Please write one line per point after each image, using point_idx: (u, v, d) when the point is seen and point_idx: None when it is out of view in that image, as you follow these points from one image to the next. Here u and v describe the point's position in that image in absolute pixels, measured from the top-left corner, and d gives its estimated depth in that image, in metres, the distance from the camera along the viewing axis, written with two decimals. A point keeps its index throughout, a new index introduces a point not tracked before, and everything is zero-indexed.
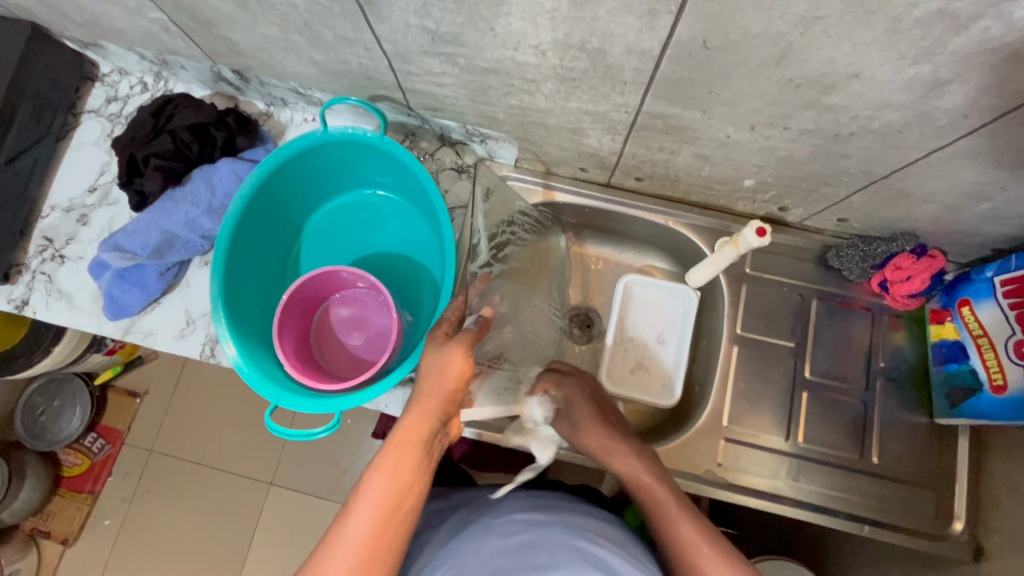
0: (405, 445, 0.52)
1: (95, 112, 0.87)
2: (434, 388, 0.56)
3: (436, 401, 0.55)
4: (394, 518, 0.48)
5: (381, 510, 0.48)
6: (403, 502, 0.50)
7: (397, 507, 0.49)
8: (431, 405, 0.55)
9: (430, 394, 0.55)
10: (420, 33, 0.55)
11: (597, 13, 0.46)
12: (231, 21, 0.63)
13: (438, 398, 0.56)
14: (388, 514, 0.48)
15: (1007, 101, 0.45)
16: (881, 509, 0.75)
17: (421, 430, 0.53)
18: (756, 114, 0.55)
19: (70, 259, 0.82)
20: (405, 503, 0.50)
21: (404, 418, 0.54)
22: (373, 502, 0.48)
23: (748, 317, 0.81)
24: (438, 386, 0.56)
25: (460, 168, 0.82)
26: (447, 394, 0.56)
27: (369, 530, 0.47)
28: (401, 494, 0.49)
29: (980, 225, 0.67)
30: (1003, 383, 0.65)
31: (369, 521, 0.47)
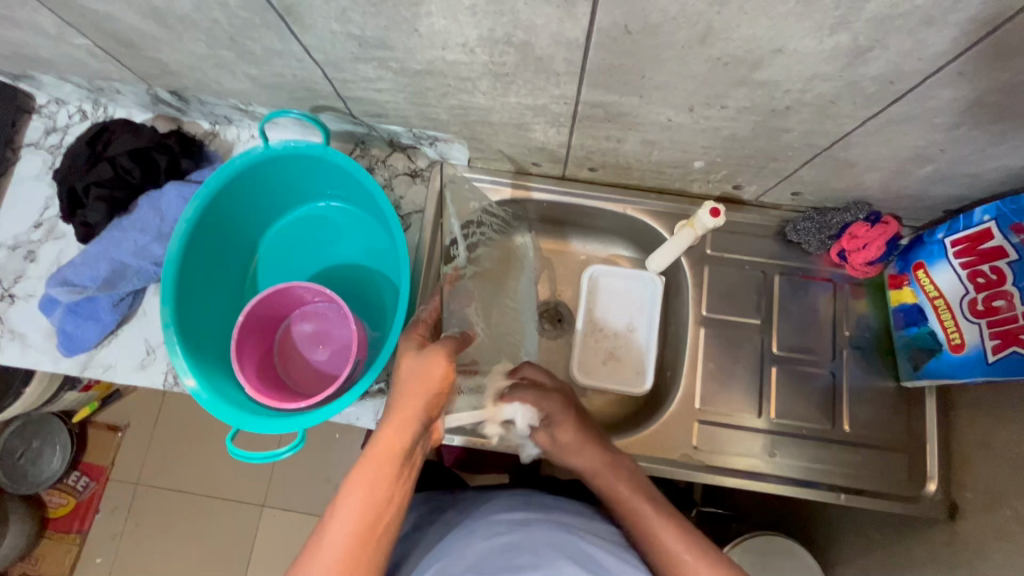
0: (383, 455, 0.50)
1: (34, 145, 0.85)
2: (415, 395, 0.54)
3: (416, 405, 0.53)
4: (374, 530, 0.48)
5: (359, 522, 0.47)
6: (383, 514, 0.49)
7: (376, 518, 0.48)
8: (410, 412, 0.53)
9: (408, 401, 0.54)
10: (347, 40, 0.54)
11: (516, 6, 0.45)
12: (156, 41, 0.62)
13: (419, 403, 0.54)
14: (367, 527, 0.48)
15: (929, 64, 0.45)
16: (856, 477, 0.75)
17: (403, 440, 0.52)
18: (692, 95, 0.54)
19: (21, 297, 0.80)
20: (386, 514, 0.49)
21: (381, 427, 0.52)
22: (351, 516, 0.47)
23: (713, 298, 0.81)
24: (417, 390, 0.54)
25: (414, 172, 0.82)
26: (429, 399, 0.54)
27: (347, 542, 0.46)
28: (379, 505, 0.49)
29: (927, 188, 0.68)
30: (960, 341, 0.66)
31: (347, 533, 0.47)
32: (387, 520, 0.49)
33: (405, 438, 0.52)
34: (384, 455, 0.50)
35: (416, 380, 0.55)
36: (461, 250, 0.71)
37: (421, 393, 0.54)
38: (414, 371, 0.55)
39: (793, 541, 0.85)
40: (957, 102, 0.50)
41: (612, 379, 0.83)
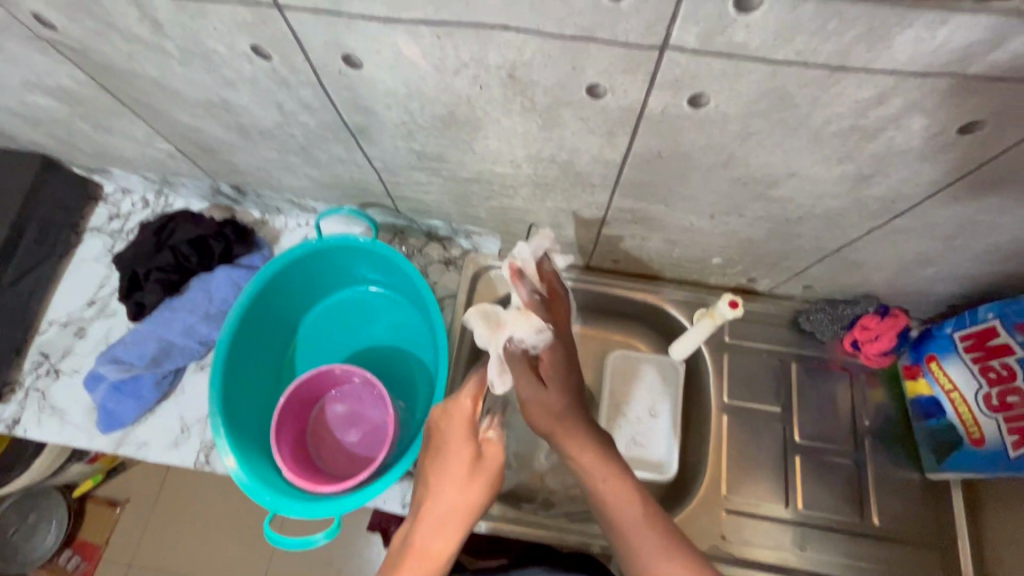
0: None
1: (97, 230, 0.92)
2: (454, 517, 0.52)
3: (458, 525, 0.52)
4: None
5: None
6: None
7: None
8: (447, 538, 0.51)
9: (453, 494, 0.53)
10: (407, 153, 0.62)
11: (564, 134, 0.52)
12: (233, 148, 0.69)
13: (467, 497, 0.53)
14: None
15: (927, 188, 0.52)
16: (889, 575, 0.74)
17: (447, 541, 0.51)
18: (714, 206, 0.61)
19: (65, 373, 0.83)
20: None
21: (422, 530, 0.52)
22: None
23: (734, 385, 0.84)
24: (458, 509, 0.53)
25: (447, 260, 0.88)
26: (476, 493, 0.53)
27: None
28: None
29: (931, 287, 0.73)
30: (980, 436, 0.68)
31: None
32: None
33: (443, 562, 0.50)
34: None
35: (456, 490, 0.53)
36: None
37: (461, 513, 0.52)
38: (456, 483, 0.53)
39: None
40: (955, 218, 0.56)
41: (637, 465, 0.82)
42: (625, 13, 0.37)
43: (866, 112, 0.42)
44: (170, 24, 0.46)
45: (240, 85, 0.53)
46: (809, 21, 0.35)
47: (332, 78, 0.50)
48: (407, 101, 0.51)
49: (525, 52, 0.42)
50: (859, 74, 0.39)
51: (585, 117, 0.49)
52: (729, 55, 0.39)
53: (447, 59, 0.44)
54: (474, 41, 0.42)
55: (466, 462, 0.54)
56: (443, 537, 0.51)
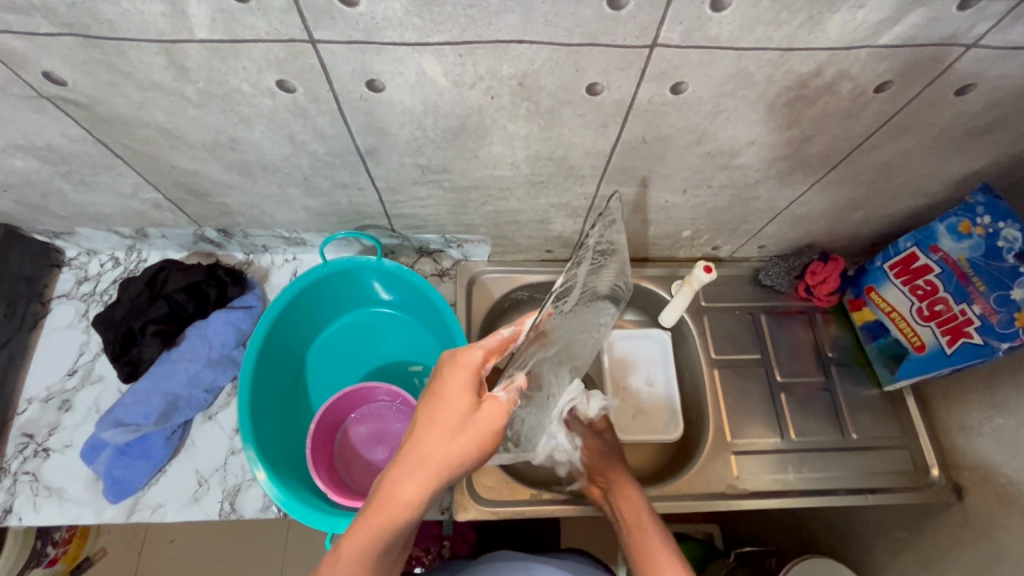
0: (378, 531, 0.49)
1: (65, 296, 0.87)
2: (429, 469, 0.50)
3: (434, 475, 0.50)
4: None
5: None
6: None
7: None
8: (416, 492, 0.50)
9: (437, 433, 0.51)
10: (412, 169, 0.66)
11: (562, 132, 0.59)
12: (230, 188, 0.70)
13: (453, 436, 0.51)
14: None
15: (853, 143, 0.64)
16: (873, 478, 0.86)
17: (423, 481, 0.50)
18: (686, 181, 0.70)
19: (56, 450, 0.78)
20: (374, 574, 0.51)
21: (399, 467, 0.51)
22: None
23: (717, 342, 0.94)
24: (437, 463, 0.50)
25: (441, 272, 0.93)
26: (466, 431, 0.51)
27: None
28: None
29: (859, 229, 0.87)
30: (921, 342, 0.82)
31: None
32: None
33: (413, 506, 0.50)
34: (378, 533, 0.49)
35: (437, 443, 0.51)
36: (575, 295, 0.63)
37: (440, 465, 0.50)
38: (441, 436, 0.51)
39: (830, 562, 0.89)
40: (874, 164, 0.69)
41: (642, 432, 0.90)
42: (624, 19, 0.45)
43: (807, 83, 0.53)
44: (198, 67, 0.49)
45: (256, 121, 0.56)
46: (766, 14, 0.45)
47: (352, 104, 0.54)
48: (422, 117, 0.56)
49: (536, 61, 0.49)
50: (802, 53, 0.49)
51: (583, 113, 0.56)
52: (704, 47, 0.48)
53: (465, 75, 0.50)
54: (491, 55, 0.48)
55: (457, 411, 0.52)
56: (416, 484, 0.50)
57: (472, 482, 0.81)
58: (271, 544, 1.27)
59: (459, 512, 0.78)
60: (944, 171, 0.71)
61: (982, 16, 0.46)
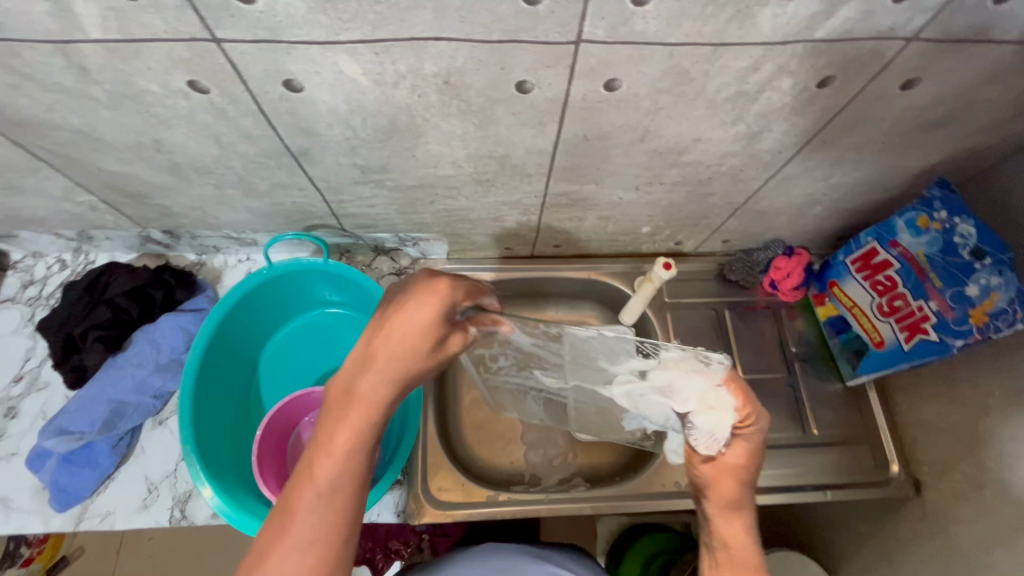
0: (355, 430, 0.47)
1: (11, 300, 0.85)
2: (388, 366, 0.49)
3: (394, 370, 0.49)
4: (347, 498, 0.46)
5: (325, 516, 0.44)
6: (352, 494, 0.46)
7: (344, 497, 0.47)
8: (378, 388, 0.48)
9: (392, 349, 0.49)
10: (350, 169, 0.64)
11: (499, 130, 0.57)
12: (165, 189, 0.68)
13: (409, 348, 0.49)
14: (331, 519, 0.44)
15: (802, 138, 0.62)
16: (833, 474, 0.85)
17: (380, 387, 0.49)
18: (637, 178, 0.69)
19: (1, 458, 0.76)
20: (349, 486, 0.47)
21: (359, 375, 0.48)
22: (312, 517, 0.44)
23: (680, 339, 0.93)
24: (391, 367, 0.49)
25: (398, 271, 0.90)
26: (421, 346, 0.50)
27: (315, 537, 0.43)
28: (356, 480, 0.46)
29: (821, 223, 0.85)
30: (880, 338, 0.81)
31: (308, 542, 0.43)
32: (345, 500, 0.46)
33: (378, 401, 0.48)
34: (353, 432, 0.47)
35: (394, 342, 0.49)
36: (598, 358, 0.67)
37: (401, 360, 0.49)
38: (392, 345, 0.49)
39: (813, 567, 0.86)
40: (828, 159, 0.67)
41: None
42: (542, 16, 0.42)
43: (746, 79, 0.51)
44: (100, 68, 0.46)
45: (175, 123, 0.54)
46: (691, 9, 0.43)
47: (273, 104, 0.52)
48: (349, 117, 0.54)
49: (457, 59, 0.47)
50: (736, 48, 0.47)
51: (517, 112, 0.54)
52: (631, 43, 0.46)
53: (386, 73, 0.48)
54: (409, 53, 0.46)
55: (405, 319, 0.49)
56: (380, 378, 0.48)
57: (425, 485, 0.80)
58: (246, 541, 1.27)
59: (413, 516, 0.77)
60: (900, 165, 0.69)
61: (919, 7, 0.44)
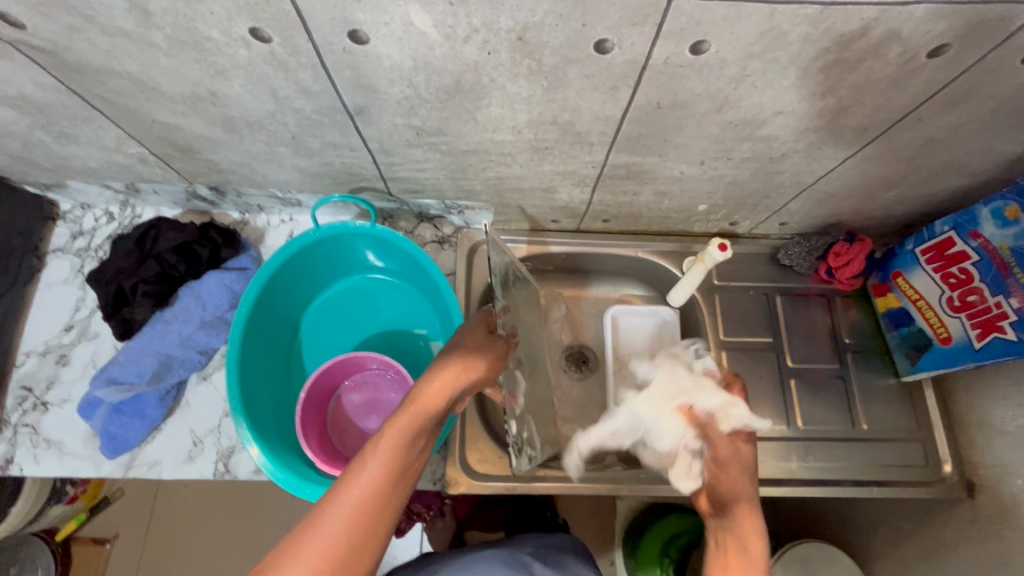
0: (410, 422, 0.49)
1: (61, 250, 0.86)
2: (453, 373, 0.55)
3: (458, 377, 0.56)
4: (399, 488, 0.44)
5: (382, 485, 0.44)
6: (403, 480, 0.45)
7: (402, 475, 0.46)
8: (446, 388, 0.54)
9: (462, 361, 0.58)
10: (406, 130, 0.61)
11: (568, 94, 0.54)
12: (215, 144, 0.66)
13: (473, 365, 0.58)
14: (383, 494, 0.43)
15: (896, 114, 0.57)
16: (880, 470, 0.83)
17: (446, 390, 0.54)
18: (704, 151, 0.64)
19: (54, 404, 0.78)
20: (413, 468, 0.47)
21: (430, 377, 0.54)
22: (369, 481, 0.43)
23: (727, 323, 0.89)
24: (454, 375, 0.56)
25: (441, 239, 0.89)
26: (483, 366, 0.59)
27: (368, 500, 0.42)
28: (402, 471, 0.45)
29: (893, 209, 0.80)
30: (947, 334, 0.77)
31: (364, 495, 0.42)
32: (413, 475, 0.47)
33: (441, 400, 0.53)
34: (411, 420, 0.49)
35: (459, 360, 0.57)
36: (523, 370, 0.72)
37: (465, 372, 0.57)
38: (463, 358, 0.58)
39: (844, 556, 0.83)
40: (919, 139, 0.62)
41: None
42: None
43: (848, 45, 0.47)
44: (162, 11, 0.44)
45: (232, 73, 0.52)
46: None
47: (334, 57, 0.49)
48: (412, 74, 0.51)
49: (537, 13, 0.43)
50: (846, 8, 0.42)
51: (591, 74, 0.51)
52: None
53: (457, 26, 0.45)
54: (486, 4, 0.43)
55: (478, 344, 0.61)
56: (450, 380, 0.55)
57: (463, 456, 0.80)
58: (277, 495, 1.31)
59: (450, 486, 0.77)
60: (996, 149, 0.64)
61: None
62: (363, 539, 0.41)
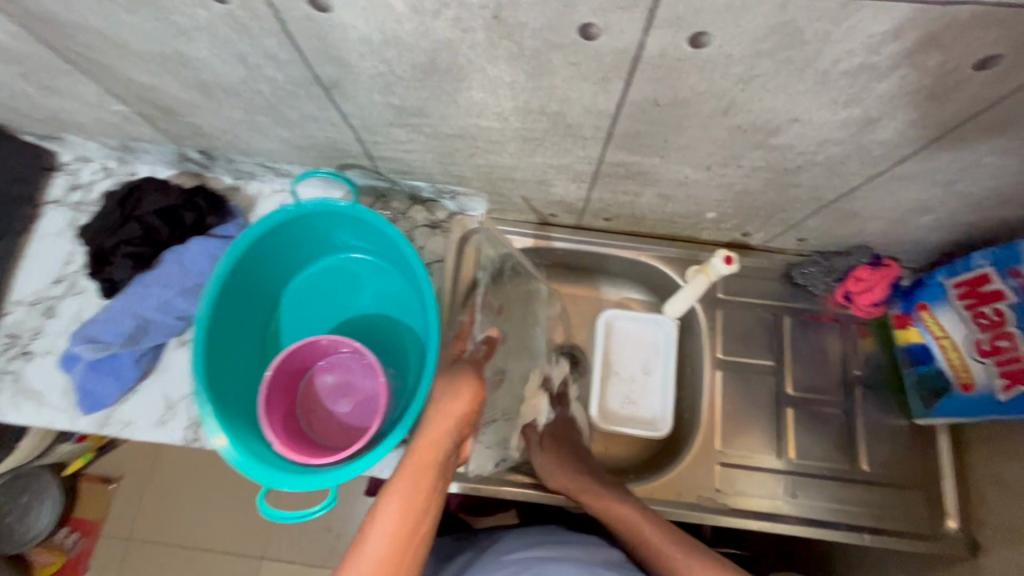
0: (413, 476, 0.55)
1: (57, 202, 0.86)
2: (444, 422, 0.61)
3: (446, 431, 0.60)
4: (414, 534, 0.52)
5: (396, 534, 0.51)
6: (415, 525, 0.52)
7: (409, 530, 0.52)
8: (437, 443, 0.59)
9: (444, 418, 0.61)
10: (385, 108, 0.57)
11: (554, 82, 0.48)
12: (195, 108, 0.64)
13: (452, 421, 0.61)
14: (403, 540, 0.51)
15: (933, 131, 0.49)
16: (876, 516, 0.76)
17: (436, 450, 0.58)
18: (711, 156, 0.58)
19: (38, 354, 0.79)
20: (422, 524, 0.53)
21: (418, 438, 0.59)
22: (385, 532, 0.51)
23: (727, 341, 0.83)
24: (438, 431, 0.60)
25: (433, 224, 0.83)
26: (460, 415, 0.62)
27: (388, 548, 0.50)
28: (412, 522, 0.52)
29: (926, 235, 0.72)
30: (970, 380, 0.69)
31: (387, 540, 0.50)
32: (423, 528, 0.53)
33: (438, 455, 0.58)
34: (410, 478, 0.55)
35: (438, 436, 0.59)
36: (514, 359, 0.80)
37: (449, 427, 0.61)
38: (446, 412, 0.62)
39: None
40: (960, 162, 0.54)
41: (629, 423, 0.84)
42: None
43: (878, 49, 0.40)
44: None
45: (196, 34, 0.49)
46: None
47: (298, 24, 0.45)
48: (383, 48, 0.47)
49: None
50: (875, 4, 0.36)
51: (578, 61, 0.45)
52: None
53: None
54: None
55: (457, 399, 0.63)
56: (438, 438, 0.59)
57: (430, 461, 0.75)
58: None
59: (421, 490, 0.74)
60: None
61: None
62: None
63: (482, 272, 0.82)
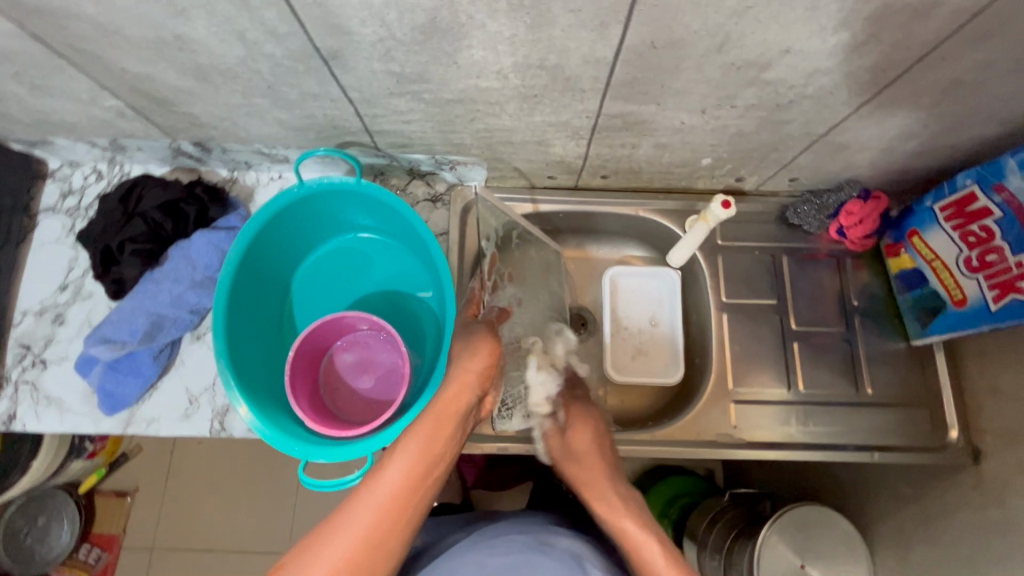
0: (431, 425, 0.59)
1: (51, 209, 0.85)
2: (466, 375, 0.63)
3: (467, 384, 0.63)
4: (428, 473, 0.55)
5: (411, 471, 0.54)
6: (428, 468, 0.55)
7: (422, 471, 0.55)
8: (456, 395, 0.62)
9: (466, 370, 0.64)
10: (385, 77, 0.58)
11: (553, 33, 0.50)
12: (191, 96, 0.64)
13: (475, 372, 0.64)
14: (417, 478, 0.54)
15: (917, 51, 0.52)
16: (884, 435, 0.80)
17: (457, 402, 0.62)
18: (706, 98, 0.60)
19: (53, 362, 0.79)
20: (436, 467, 0.56)
21: (442, 390, 0.63)
22: (402, 468, 0.54)
23: (730, 285, 0.86)
24: (459, 385, 0.63)
25: (434, 198, 0.85)
26: (484, 367, 0.65)
27: (403, 482, 0.53)
28: (425, 465, 0.55)
29: (912, 162, 0.74)
30: (962, 296, 0.72)
31: (402, 476, 0.54)
32: (436, 471, 0.56)
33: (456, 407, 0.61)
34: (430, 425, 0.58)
35: (460, 390, 0.63)
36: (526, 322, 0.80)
37: (473, 380, 0.64)
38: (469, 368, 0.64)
39: (847, 520, 0.80)
40: (942, 81, 0.56)
41: (642, 374, 0.87)
42: None
43: None
44: None
45: (193, 12, 0.49)
46: None
47: None
48: (384, 11, 0.47)
49: None
50: None
51: (576, 8, 0.46)
52: None
53: None
54: None
55: (481, 353, 0.65)
56: (459, 391, 0.62)
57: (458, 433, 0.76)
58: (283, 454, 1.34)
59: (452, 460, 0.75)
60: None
61: None
62: (402, 513, 0.52)
63: (487, 242, 0.75)
